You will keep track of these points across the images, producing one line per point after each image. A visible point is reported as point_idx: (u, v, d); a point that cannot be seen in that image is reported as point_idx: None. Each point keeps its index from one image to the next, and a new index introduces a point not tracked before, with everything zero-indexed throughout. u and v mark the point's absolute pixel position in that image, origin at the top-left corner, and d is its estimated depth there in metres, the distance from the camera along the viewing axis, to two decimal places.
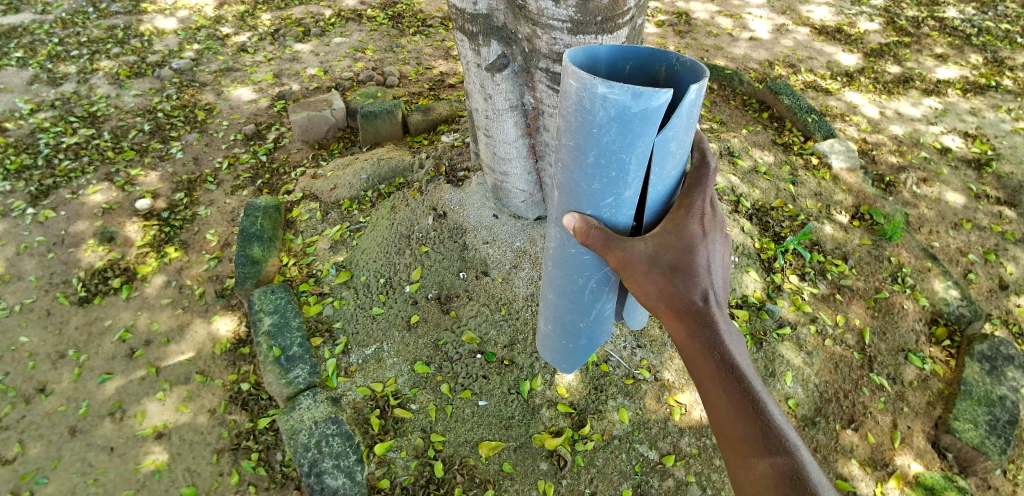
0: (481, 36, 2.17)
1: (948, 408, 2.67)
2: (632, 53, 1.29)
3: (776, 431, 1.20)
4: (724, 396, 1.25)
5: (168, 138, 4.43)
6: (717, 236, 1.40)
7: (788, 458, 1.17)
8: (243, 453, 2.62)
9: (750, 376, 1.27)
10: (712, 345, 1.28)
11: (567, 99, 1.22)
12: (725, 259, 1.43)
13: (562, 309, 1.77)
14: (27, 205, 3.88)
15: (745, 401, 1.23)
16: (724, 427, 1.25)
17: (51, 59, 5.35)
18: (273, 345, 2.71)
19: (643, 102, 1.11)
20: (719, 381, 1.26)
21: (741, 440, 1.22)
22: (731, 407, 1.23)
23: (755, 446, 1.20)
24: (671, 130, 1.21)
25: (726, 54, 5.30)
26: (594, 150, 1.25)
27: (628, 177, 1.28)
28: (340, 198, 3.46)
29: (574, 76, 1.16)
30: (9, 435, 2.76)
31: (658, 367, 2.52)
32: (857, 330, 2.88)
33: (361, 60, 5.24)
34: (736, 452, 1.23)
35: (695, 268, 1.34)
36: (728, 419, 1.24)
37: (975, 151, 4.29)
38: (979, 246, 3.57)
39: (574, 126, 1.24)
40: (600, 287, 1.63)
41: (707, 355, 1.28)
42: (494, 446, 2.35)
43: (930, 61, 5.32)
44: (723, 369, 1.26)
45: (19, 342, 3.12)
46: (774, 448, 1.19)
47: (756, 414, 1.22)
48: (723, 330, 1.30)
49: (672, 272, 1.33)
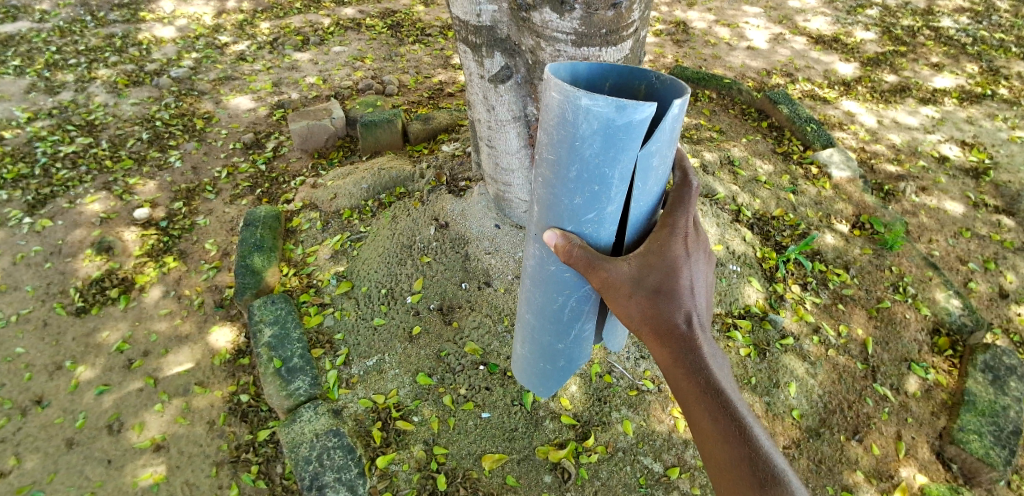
0: (484, 48, 2.17)
1: (952, 418, 2.67)
2: (612, 71, 1.29)
3: (763, 455, 1.20)
4: (708, 418, 1.24)
5: (167, 147, 4.41)
6: (701, 254, 1.40)
7: (775, 479, 1.17)
8: (243, 466, 2.59)
9: (735, 399, 1.26)
10: (696, 366, 1.27)
11: (549, 112, 1.22)
12: (708, 276, 1.43)
13: (540, 329, 1.75)
14: (24, 214, 3.85)
15: (730, 422, 1.23)
16: (710, 450, 1.25)
17: (49, 68, 5.33)
18: (273, 356, 2.69)
19: (627, 115, 1.10)
20: (705, 406, 1.25)
21: (727, 466, 1.22)
22: (717, 428, 1.23)
23: (741, 467, 1.20)
24: (654, 145, 1.20)
25: (724, 63, 5.33)
26: (577, 165, 1.23)
27: (611, 191, 1.26)
28: (341, 208, 3.45)
29: (556, 88, 1.15)
30: (5, 448, 2.72)
31: (661, 379, 2.54)
32: (860, 340, 2.87)
33: (361, 69, 5.25)
34: (722, 473, 1.23)
35: (677, 289, 1.32)
36: (715, 442, 1.23)
37: (973, 160, 4.31)
38: (979, 254, 3.59)
39: (557, 140, 1.23)
40: (580, 306, 1.61)
41: (692, 379, 1.27)
42: (497, 458, 2.33)
43: (926, 70, 5.36)
44: (710, 392, 1.25)
45: (16, 353, 3.09)
46: (761, 470, 1.19)
47: (741, 435, 1.22)
48: (707, 351, 1.30)
49: (655, 294, 1.32)
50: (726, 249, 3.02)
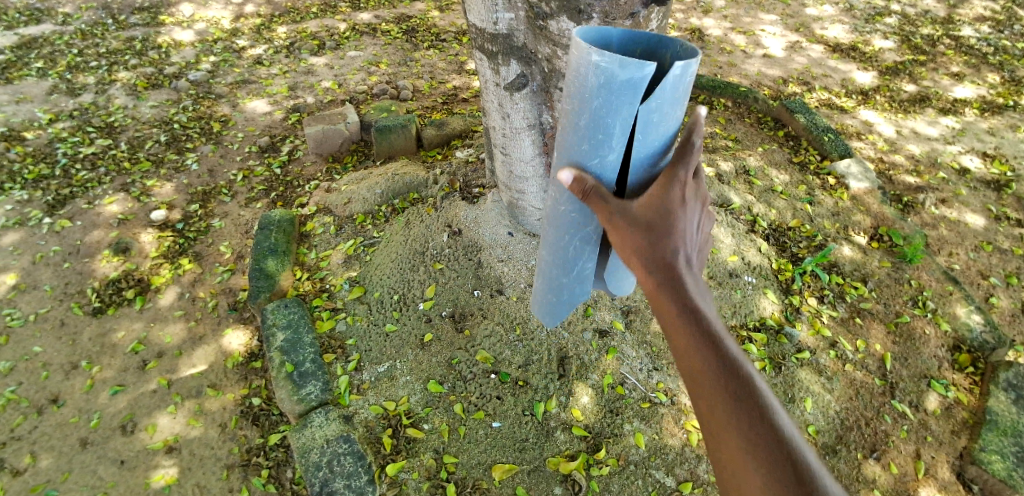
0: (501, 56, 2.16)
1: (973, 438, 2.61)
2: (644, 39, 1.31)
3: (753, 401, 1.10)
4: (699, 351, 1.16)
5: (184, 150, 4.46)
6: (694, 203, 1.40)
7: (771, 422, 1.08)
8: (254, 470, 2.60)
9: (729, 344, 1.17)
10: (686, 296, 1.23)
11: (569, 68, 1.29)
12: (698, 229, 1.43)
13: (547, 272, 1.81)
14: (44, 214, 3.91)
15: (724, 357, 1.15)
16: (700, 389, 1.14)
17: (71, 70, 5.42)
18: (285, 360, 2.70)
19: (628, 72, 1.16)
20: (694, 344, 1.17)
21: (718, 406, 1.11)
22: (708, 362, 1.14)
23: (736, 407, 1.10)
24: (656, 102, 1.22)
25: (740, 71, 5.30)
26: (584, 116, 1.29)
27: (613, 142, 1.29)
28: (354, 213, 3.46)
29: (575, 46, 1.23)
30: (21, 447, 2.75)
31: (674, 391, 2.51)
32: (878, 355, 2.83)
33: (376, 74, 5.28)
34: (712, 418, 1.12)
35: (675, 228, 1.28)
36: (706, 379, 1.14)
37: (994, 172, 4.23)
38: (1001, 269, 3.52)
39: (571, 92, 1.30)
40: (586, 246, 1.67)
41: (684, 311, 1.21)
42: (507, 469, 2.32)
43: (946, 80, 5.28)
44: (699, 332, 1.18)
45: (33, 352, 3.13)
46: (757, 411, 1.09)
47: (735, 372, 1.13)
48: (695, 289, 1.26)
49: (649, 234, 1.28)
50: (741, 260, 2.98)
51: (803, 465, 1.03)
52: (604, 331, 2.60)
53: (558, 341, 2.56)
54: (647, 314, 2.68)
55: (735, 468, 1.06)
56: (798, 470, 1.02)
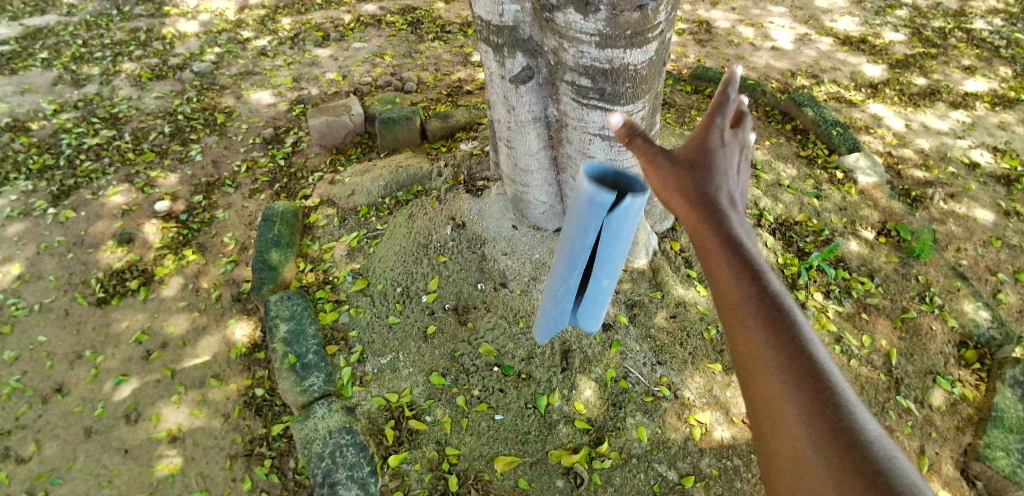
0: (506, 48, 2.13)
1: (979, 434, 2.59)
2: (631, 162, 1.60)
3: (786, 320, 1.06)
4: (737, 285, 1.12)
5: (188, 141, 4.45)
6: (736, 152, 1.46)
7: (813, 361, 1.00)
8: (256, 460, 2.61)
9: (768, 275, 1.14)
10: (725, 232, 1.21)
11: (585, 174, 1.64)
12: (741, 176, 1.48)
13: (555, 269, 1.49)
14: (49, 205, 3.92)
15: (763, 293, 1.09)
16: (737, 325, 1.09)
17: (76, 61, 5.42)
18: (288, 351, 2.71)
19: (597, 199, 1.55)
20: (730, 264, 1.16)
21: (755, 341, 1.05)
22: (746, 297, 1.10)
23: (775, 342, 1.03)
24: None
25: (747, 64, 5.24)
26: None
27: None
28: (358, 205, 3.45)
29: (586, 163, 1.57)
30: (26, 435, 2.77)
31: (678, 385, 2.49)
32: (884, 351, 2.80)
33: (380, 66, 5.25)
34: (750, 356, 1.05)
35: (716, 167, 1.37)
36: (743, 314, 1.08)
37: (1004, 167, 4.18)
38: (1009, 264, 3.48)
39: None
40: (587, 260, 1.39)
41: (723, 246, 1.18)
42: (510, 461, 2.31)
43: (957, 74, 5.21)
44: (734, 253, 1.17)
45: (38, 342, 3.15)
46: (800, 349, 1.01)
47: (776, 308, 1.07)
48: (737, 227, 1.25)
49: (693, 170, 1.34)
50: None
51: (848, 408, 0.93)
52: (608, 324, 2.59)
53: (562, 335, 2.55)
54: (651, 308, 2.66)
55: (772, 409, 0.98)
56: (842, 412, 0.92)
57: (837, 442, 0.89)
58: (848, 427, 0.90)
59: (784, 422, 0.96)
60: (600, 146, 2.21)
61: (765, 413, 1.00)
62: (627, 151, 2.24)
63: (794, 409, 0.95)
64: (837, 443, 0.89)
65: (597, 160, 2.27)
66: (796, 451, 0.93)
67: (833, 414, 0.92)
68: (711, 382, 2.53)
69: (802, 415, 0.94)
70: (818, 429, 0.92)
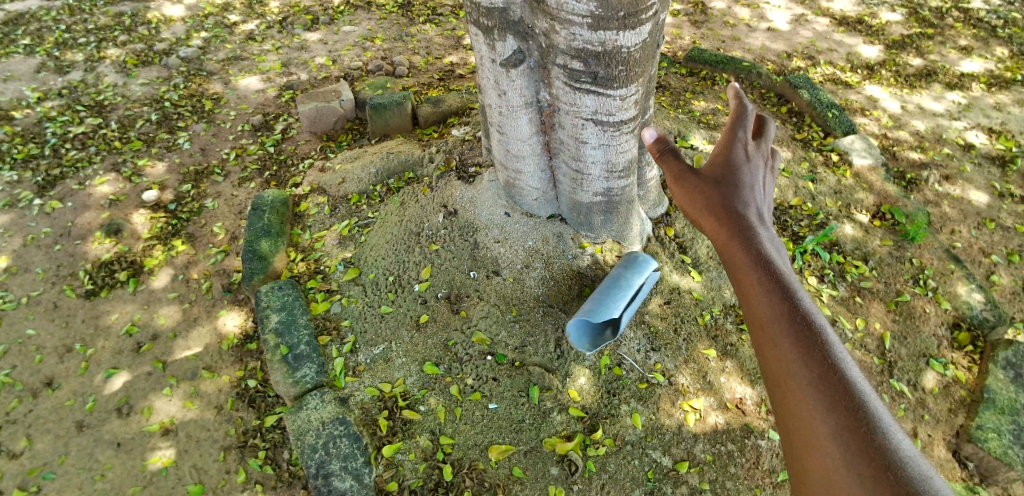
0: (496, 31, 2.06)
1: (970, 416, 2.61)
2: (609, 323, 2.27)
3: (814, 326, 1.09)
4: (767, 299, 1.17)
5: (175, 129, 4.38)
6: (760, 168, 1.61)
7: (845, 377, 1.01)
8: (250, 451, 2.61)
9: (790, 282, 1.20)
10: (754, 247, 1.30)
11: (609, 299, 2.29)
12: (770, 192, 1.60)
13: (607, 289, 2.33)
14: (34, 195, 3.86)
15: (794, 308, 1.13)
16: (766, 338, 1.12)
17: (59, 47, 5.30)
18: (280, 343, 2.68)
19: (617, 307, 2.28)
20: (752, 273, 1.23)
21: (783, 353, 1.07)
22: (776, 311, 1.13)
23: (804, 355, 1.05)
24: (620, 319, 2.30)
25: (743, 45, 5.18)
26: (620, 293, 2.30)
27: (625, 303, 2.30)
28: (349, 193, 3.41)
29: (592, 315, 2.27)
30: (17, 430, 2.76)
31: (672, 371, 2.49)
32: (877, 335, 2.80)
33: (370, 50, 5.16)
34: (778, 369, 1.07)
35: (741, 181, 1.52)
36: (770, 325, 1.12)
37: (999, 148, 4.16)
38: (1003, 246, 3.48)
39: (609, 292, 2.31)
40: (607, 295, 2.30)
41: (753, 261, 1.25)
42: (504, 450, 2.31)
43: (953, 54, 5.16)
44: (759, 264, 1.24)
45: (27, 335, 3.11)
46: (830, 363, 1.03)
47: (806, 322, 1.10)
48: (766, 243, 1.33)
49: (717, 186, 1.51)
50: None
51: (881, 426, 0.93)
52: None
53: (555, 322, 2.54)
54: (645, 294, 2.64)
55: (799, 423, 0.99)
56: (874, 430, 0.92)
57: (866, 459, 0.89)
58: (879, 444, 0.90)
59: (813, 436, 0.96)
60: (593, 131, 2.18)
61: (792, 427, 1.00)
62: (620, 135, 2.20)
63: (823, 421, 0.96)
64: (867, 460, 0.89)
65: (590, 146, 2.24)
66: (822, 466, 0.93)
67: (863, 430, 0.92)
68: (705, 368, 2.52)
69: (832, 430, 0.94)
70: (848, 445, 0.92)
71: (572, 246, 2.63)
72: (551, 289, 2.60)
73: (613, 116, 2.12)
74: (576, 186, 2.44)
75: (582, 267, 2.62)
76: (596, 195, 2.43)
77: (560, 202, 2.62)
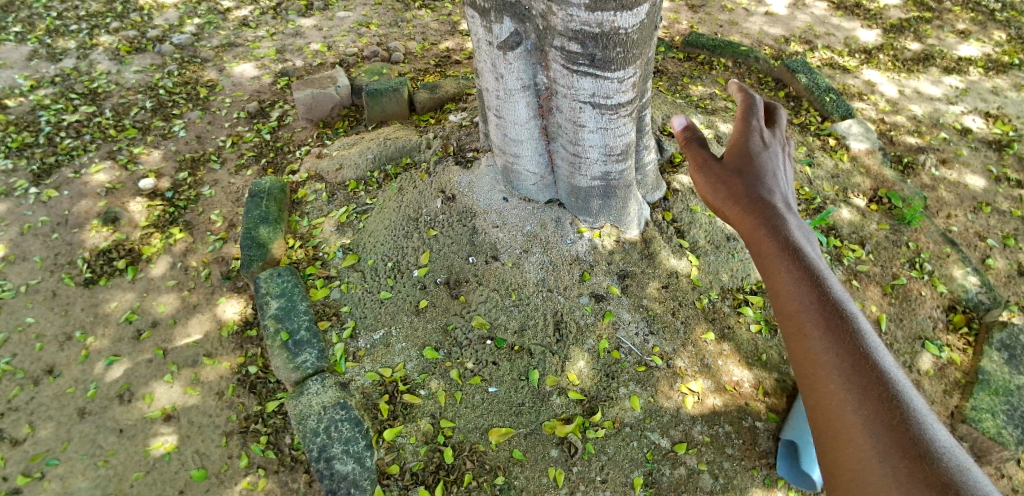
0: (493, 13, 2.03)
1: (965, 397, 2.64)
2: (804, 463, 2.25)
3: (842, 314, 1.11)
4: (795, 288, 1.19)
5: (170, 116, 4.35)
6: (779, 154, 1.63)
7: (877, 366, 1.02)
8: (252, 436, 2.63)
9: (819, 269, 1.22)
10: (781, 234, 1.31)
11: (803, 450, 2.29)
12: (789, 177, 1.62)
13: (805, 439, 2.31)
14: (29, 184, 3.84)
15: (824, 297, 1.15)
16: (797, 327, 1.14)
17: (50, 34, 5.24)
18: (281, 329, 2.69)
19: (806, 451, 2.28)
20: (780, 261, 1.25)
21: (813, 345, 1.09)
22: (807, 302, 1.15)
23: (835, 345, 1.07)
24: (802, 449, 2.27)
25: (741, 30, 5.15)
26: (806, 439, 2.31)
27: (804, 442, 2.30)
28: (346, 179, 3.40)
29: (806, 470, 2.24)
30: (19, 417, 2.77)
31: (670, 355, 2.51)
32: (873, 317, 2.83)
33: (366, 35, 5.11)
34: (809, 359, 1.09)
35: (762, 170, 1.53)
36: (800, 313, 1.14)
37: (996, 132, 4.16)
38: (999, 230, 3.50)
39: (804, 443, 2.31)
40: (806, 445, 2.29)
41: (781, 249, 1.27)
42: (504, 433, 2.34)
43: (951, 38, 5.14)
44: (785, 250, 1.26)
45: (26, 323, 3.12)
46: (859, 352, 1.05)
47: (836, 311, 1.12)
48: (794, 230, 1.34)
49: (739, 174, 1.53)
50: None
51: (915, 417, 0.94)
52: (600, 295, 2.59)
53: (554, 306, 2.56)
54: (643, 278, 2.67)
55: (829, 412, 1.01)
56: (907, 420, 0.93)
57: (900, 447, 0.90)
58: (914, 434, 0.91)
59: (843, 426, 0.97)
60: (590, 114, 2.18)
61: (822, 418, 1.02)
62: (618, 119, 2.20)
63: (854, 410, 0.97)
64: (901, 449, 0.89)
65: (588, 129, 2.24)
66: (853, 454, 0.93)
67: (897, 421, 0.93)
68: (702, 351, 2.55)
69: (863, 418, 0.96)
70: (879, 434, 0.93)
71: (571, 231, 2.64)
72: (549, 274, 2.60)
73: (610, 99, 2.12)
74: (574, 170, 2.44)
75: (580, 252, 2.63)
76: (594, 179, 2.44)
77: (558, 187, 2.63)
